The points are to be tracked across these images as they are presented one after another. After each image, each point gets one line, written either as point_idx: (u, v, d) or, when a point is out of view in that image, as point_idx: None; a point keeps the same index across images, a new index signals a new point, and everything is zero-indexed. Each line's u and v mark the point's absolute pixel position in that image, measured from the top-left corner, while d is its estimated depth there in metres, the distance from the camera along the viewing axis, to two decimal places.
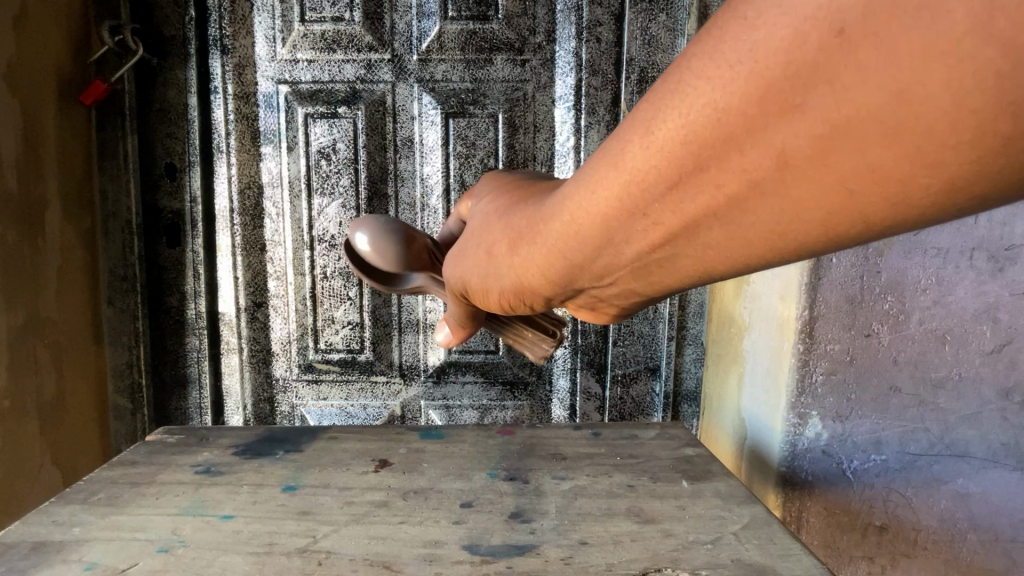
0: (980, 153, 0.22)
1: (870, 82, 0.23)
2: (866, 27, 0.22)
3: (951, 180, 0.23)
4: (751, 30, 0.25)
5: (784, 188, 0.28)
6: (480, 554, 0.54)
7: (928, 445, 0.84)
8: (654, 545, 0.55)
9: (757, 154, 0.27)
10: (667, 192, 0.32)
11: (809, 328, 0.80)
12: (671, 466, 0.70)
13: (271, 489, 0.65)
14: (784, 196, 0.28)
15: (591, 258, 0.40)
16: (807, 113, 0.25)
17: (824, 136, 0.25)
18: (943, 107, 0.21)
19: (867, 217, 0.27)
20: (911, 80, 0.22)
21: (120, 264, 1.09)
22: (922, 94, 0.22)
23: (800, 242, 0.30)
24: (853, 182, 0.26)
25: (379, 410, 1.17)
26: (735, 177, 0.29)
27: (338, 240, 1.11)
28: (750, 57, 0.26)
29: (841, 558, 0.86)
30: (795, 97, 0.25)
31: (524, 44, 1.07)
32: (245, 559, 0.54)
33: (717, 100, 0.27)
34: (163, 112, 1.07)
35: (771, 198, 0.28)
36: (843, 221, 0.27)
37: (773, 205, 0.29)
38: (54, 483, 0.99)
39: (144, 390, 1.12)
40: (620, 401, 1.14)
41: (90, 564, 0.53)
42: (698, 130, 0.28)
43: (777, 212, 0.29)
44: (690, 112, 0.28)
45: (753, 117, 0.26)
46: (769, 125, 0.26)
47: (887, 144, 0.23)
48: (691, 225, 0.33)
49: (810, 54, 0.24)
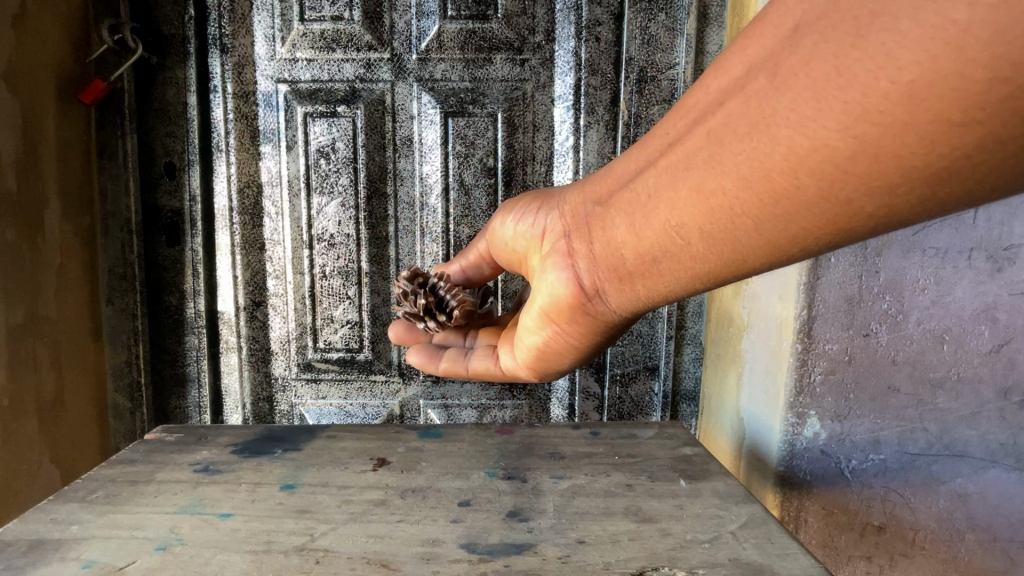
0: (877, 162, 0.35)
1: (844, 77, 0.34)
2: (868, 30, 0.33)
3: (849, 186, 0.36)
4: (784, 37, 0.38)
5: (752, 159, 0.40)
6: (478, 552, 0.54)
7: (926, 445, 0.84)
8: (652, 544, 0.55)
9: (746, 126, 0.40)
10: (685, 153, 0.45)
11: (807, 328, 0.80)
12: (670, 465, 0.71)
13: (269, 487, 0.65)
14: (736, 148, 0.41)
15: (611, 213, 0.53)
16: (790, 93, 0.37)
17: (799, 115, 0.37)
18: (866, 122, 0.34)
19: (793, 204, 0.39)
20: (862, 83, 0.33)
21: (120, 263, 1.09)
22: (876, 80, 0.33)
23: (748, 226, 0.43)
24: (796, 162, 0.38)
25: (378, 410, 1.17)
26: (717, 128, 0.42)
27: (338, 240, 1.11)
28: (771, 55, 0.39)
29: (840, 557, 0.86)
30: (785, 84, 0.38)
31: (523, 43, 1.07)
32: (243, 557, 0.54)
33: (744, 80, 0.40)
34: (163, 111, 1.07)
35: (739, 152, 0.41)
36: (780, 205, 0.40)
37: (741, 177, 0.41)
38: (54, 482, 0.99)
39: (144, 389, 1.13)
40: (619, 401, 1.14)
41: (88, 561, 0.53)
42: (724, 104, 0.42)
43: (728, 169, 0.42)
44: (727, 92, 0.42)
45: (757, 96, 0.39)
46: (764, 101, 0.39)
47: (830, 137, 0.36)
48: (683, 191, 0.45)
49: (812, 48, 0.36)
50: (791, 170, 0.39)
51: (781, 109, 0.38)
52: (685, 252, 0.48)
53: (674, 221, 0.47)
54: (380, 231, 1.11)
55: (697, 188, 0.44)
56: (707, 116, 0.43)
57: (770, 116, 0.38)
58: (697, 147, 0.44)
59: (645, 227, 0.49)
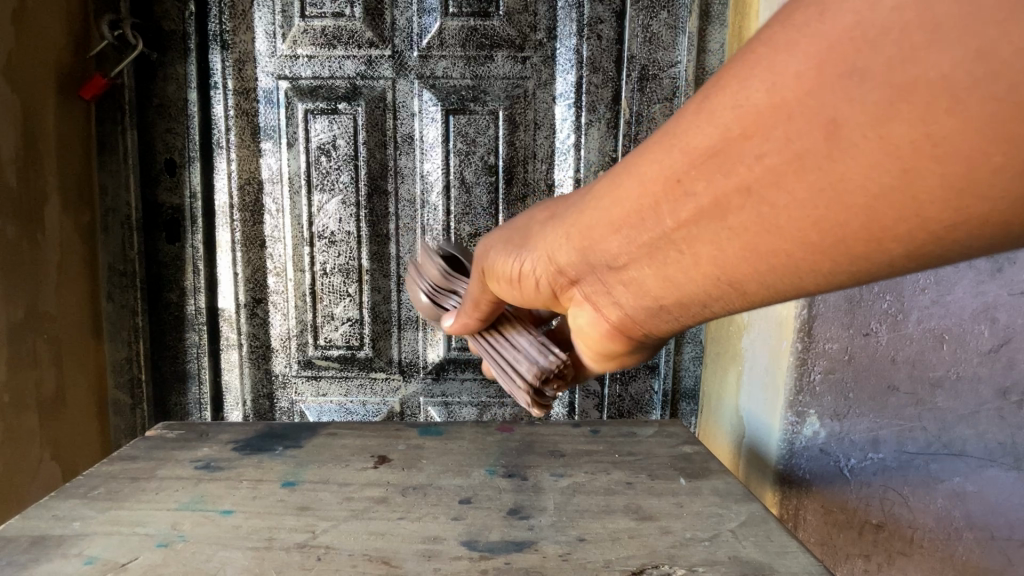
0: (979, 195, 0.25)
1: (910, 106, 0.25)
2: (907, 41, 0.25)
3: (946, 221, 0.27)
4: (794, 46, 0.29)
5: (793, 203, 0.30)
6: (479, 550, 0.54)
7: (925, 444, 0.84)
8: (652, 542, 0.56)
9: (776, 161, 0.30)
10: (687, 198, 0.34)
11: (807, 327, 0.80)
12: (670, 463, 0.71)
13: (270, 484, 0.65)
14: (785, 196, 0.30)
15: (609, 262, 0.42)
16: (833, 116, 0.27)
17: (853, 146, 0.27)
18: (956, 144, 0.25)
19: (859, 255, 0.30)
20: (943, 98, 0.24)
21: (120, 260, 1.09)
22: (949, 96, 0.24)
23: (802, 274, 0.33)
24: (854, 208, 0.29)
25: (378, 407, 1.17)
26: (752, 175, 0.31)
27: (338, 237, 1.11)
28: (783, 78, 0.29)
29: (838, 555, 0.87)
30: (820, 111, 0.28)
31: (525, 40, 1.07)
32: (245, 553, 0.54)
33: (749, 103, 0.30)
34: (163, 107, 1.07)
35: (778, 201, 0.31)
36: (840, 256, 0.31)
37: (788, 220, 0.31)
38: (54, 478, 0.99)
39: (144, 385, 1.12)
40: (619, 399, 1.14)
41: (90, 558, 0.53)
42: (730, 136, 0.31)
43: (774, 220, 0.32)
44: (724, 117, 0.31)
45: (778, 125, 0.29)
46: (797, 136, 0.29)
47: (898, 175, 0.27)
48: (700, 235, 0.35)
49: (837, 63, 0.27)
50: (856, 217, 0.29)
51: (840, 162, 0.28)
52: (723, 304, 0.38)
53: (708, 273, 0.36)
54: (380, 228, 1.11)
55: (729, 247, 0.34)
56: (729, 155, 0.32)
57: (811, 158, 0.29)
58: (721, 190, 0.33)
59: (668, 274, 0.39)
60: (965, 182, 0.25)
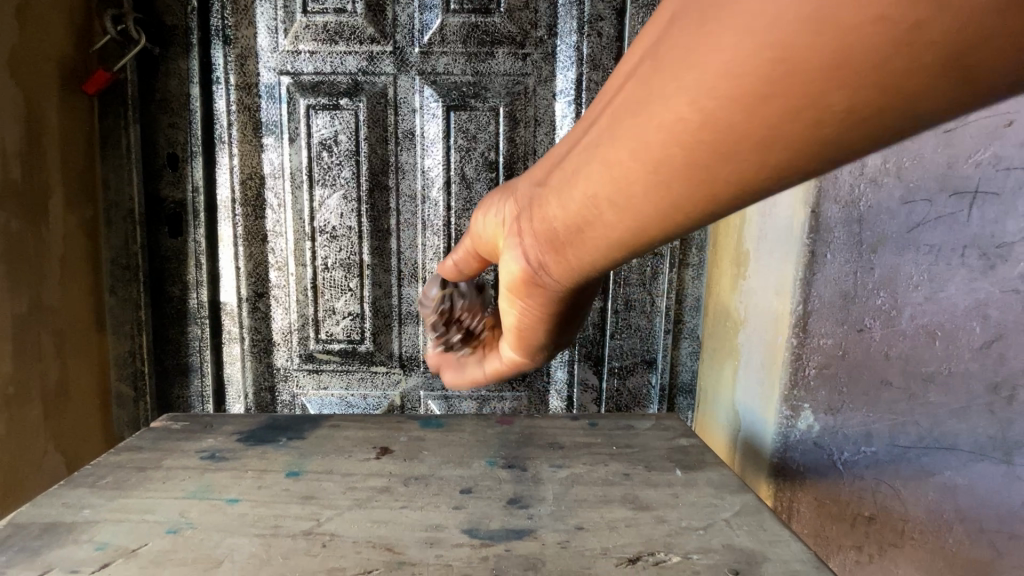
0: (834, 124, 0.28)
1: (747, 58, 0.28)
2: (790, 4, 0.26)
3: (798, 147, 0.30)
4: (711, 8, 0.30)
5: (671, 152, 0.34)
6: (480, 537, 0.56)
7: (917, 438, 0.85)
8: (648, 531, 0.57)
9: (668, 110, 0.32)
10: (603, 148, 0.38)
11: (802, 324, 0.83)
12: (666, 456, 0.72)
13: (275, 474, 0.67)
14: (652, 134, 0.34)
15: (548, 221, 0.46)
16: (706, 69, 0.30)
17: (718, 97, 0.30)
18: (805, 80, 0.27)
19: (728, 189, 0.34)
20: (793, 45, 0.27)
21: (123, 254, 1.10)
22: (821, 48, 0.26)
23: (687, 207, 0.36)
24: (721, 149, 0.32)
25: (378, 400, 1.18)
26: (645, 120, 0.34)
27: (340, 232, 1.12)
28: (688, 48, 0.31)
29: (830, 546, 0.90)
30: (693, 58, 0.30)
31: (526, 37, 1.07)
32: (252, 540, 0.55)
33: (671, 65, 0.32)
34: (166, 102, 1.08)
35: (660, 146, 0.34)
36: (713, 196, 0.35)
37: (666, 156, 0.34)
38: (58, 469, 1.00)
39: (147, 378, 1.13)
40: (617, 393, 1.15)
41: (100, 543, 0.54)
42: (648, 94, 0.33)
43: (649, 160, 0.35)
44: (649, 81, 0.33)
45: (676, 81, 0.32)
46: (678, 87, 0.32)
47: (753, 113, 0.29)
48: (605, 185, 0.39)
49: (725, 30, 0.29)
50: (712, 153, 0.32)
51: (690, 104, 0.31)
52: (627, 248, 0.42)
53: (614, 217, 0.39)
54: (381, 224, 1.12)
55: (615, 186, 0.38)
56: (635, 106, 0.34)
57: (678, 95, 0.32)
58: (616, 139, 0.36)
59: (576, 215, 0.42)
60: (795, 117, 0.28)
